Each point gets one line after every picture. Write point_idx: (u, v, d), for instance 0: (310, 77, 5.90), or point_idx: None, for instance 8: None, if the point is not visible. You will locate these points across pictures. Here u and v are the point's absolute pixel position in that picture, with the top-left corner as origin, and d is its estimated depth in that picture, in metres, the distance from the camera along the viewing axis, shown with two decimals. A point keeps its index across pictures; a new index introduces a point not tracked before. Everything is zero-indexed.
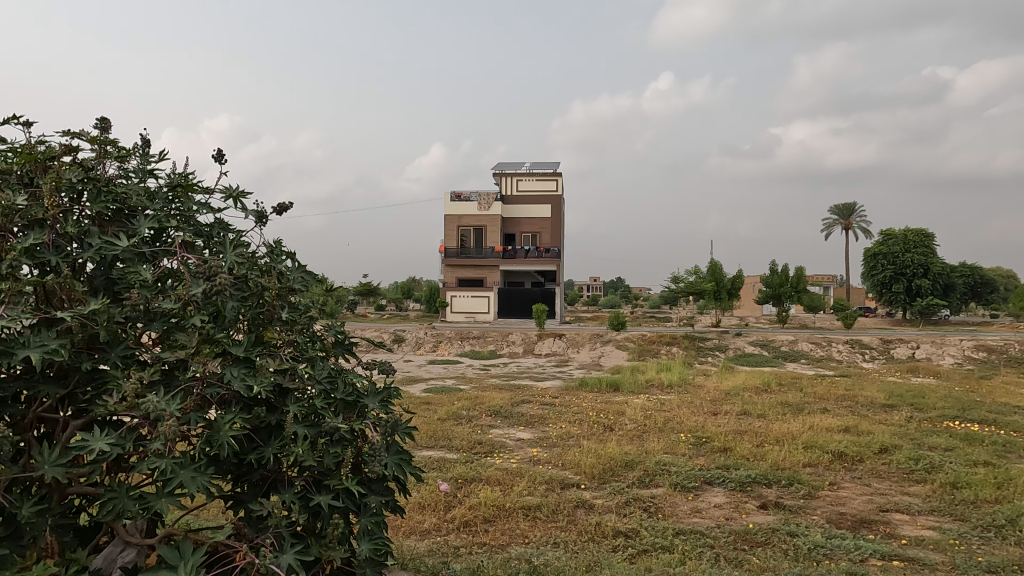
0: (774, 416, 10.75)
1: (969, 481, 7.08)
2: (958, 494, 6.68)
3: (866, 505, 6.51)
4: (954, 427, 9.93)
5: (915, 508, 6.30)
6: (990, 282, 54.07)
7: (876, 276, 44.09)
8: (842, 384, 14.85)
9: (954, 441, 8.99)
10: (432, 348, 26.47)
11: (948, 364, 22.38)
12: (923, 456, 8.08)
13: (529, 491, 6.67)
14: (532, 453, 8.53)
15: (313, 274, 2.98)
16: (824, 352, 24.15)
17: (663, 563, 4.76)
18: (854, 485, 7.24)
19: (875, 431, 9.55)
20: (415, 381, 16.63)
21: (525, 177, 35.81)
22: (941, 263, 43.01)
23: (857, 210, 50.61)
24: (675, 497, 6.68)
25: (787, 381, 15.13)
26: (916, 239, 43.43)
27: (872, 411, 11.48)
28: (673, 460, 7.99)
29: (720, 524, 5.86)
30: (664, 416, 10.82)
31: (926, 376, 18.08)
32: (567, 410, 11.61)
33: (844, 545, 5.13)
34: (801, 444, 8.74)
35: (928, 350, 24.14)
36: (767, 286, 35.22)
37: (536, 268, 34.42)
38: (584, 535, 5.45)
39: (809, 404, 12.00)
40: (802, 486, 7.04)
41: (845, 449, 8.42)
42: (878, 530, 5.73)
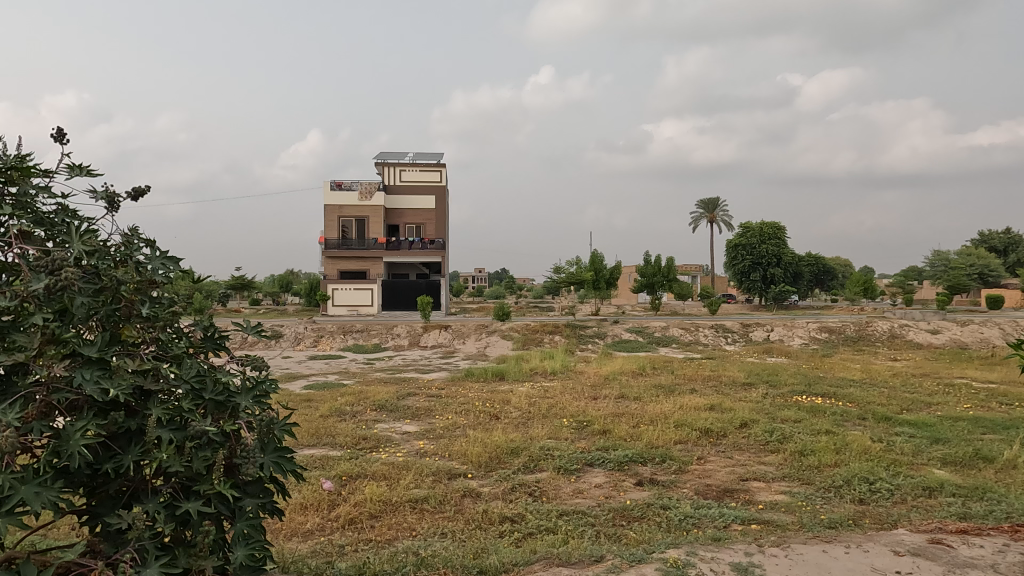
0: (648, 398, 11.45)
1: (813, 448, 7.92)
2: (804, 461, 7.46)
3: (728, 475, 7.11)
4: (802, 401, 11.03)
5: (769, 476, 6.96)
6: (831, 270, 60.44)
7: (737, 265, 47.90)
8: (708, 366, 15.99)
9: (801, 413, 10.02)
10: (313, 343, 25.37)
11: (796, 345, 24.76)
12: (776, 428, 8.93)
13: (417, 483, 6.65)
14: (419, 446, 8.49)
15: (177, 263, 2.74)
16: (692, 336, 25.88)
17: (547, 543, 4.92)
18: (718, 458, 7.87)
19: (736, 407, 10.43)
20: (295, 378, 15.96)
21: (408, 167, 35.28)
22: (790, 253, 47.49)
23: (720, 204, 54.65)
24: (558, 480, 6.92)
25: (660, 364, 16.15)
26: (770, 231, 47.52)
27: (733, 389, 12.52)
28: (557, 445, 8.27)
29: (600, 502, 6.15)
30: (548, 402, 11.17)
31: (778, 356, 19.94)
32: (452, 401, 11.61)
33: (710, 514, 5.57)
34: (672, 422, 9.35)
35: (779, 332, 26.61)
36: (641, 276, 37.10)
37: (420, 260, 34.07)
38: (471, 523, 5.52)
39: (679, 385, 12.87)
40: (673, 462, 7.54)
41: (711, 425, 9.12)
42: (739, 498, 6.28)
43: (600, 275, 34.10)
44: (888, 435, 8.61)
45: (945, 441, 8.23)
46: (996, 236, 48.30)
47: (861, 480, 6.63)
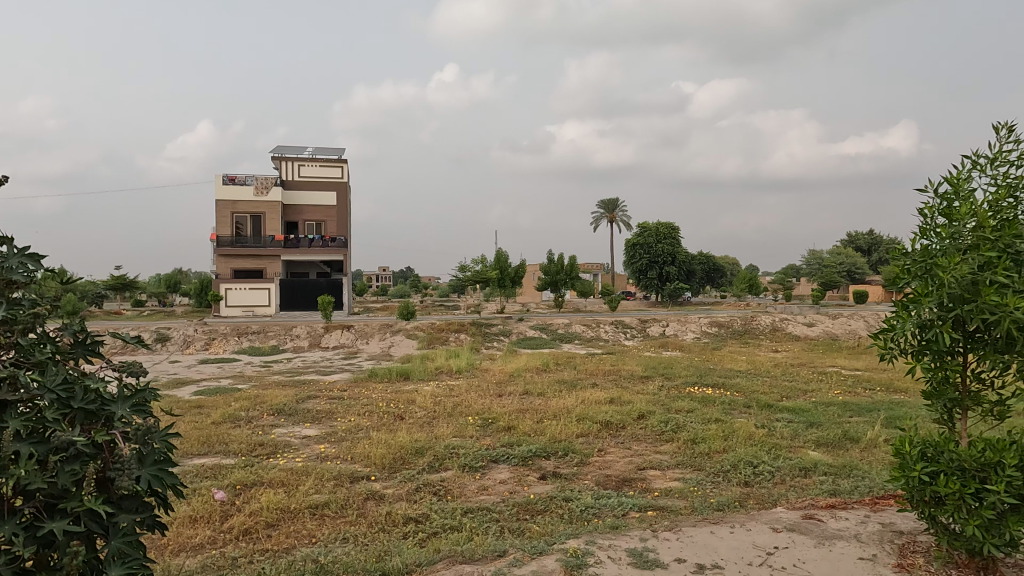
0: (551, 393, 11.69)
1: (704, 436, 8.40)
2: (695, 448, 7.90)
3: (627, 465, 7.40)
4: (694, 392, 11.66)
5: (664, 464, 7.31)
6: (721, 269, 63.94)
7: (635, 264, 49.84)
8: (608, 361, 16.54)
9: (693, 403, 10.58)
10: (204, 346, 23.91)
11: (690, 339, 26.12)
12: (670, 419, 9.39)
13: (317, 488, 6.43)
14: (320, 450, 8.22)
15: (41, 261, 2.50)
16: (593, 332, 26.67)
17: (451, 542, 4.90)
18: (617, 449, 8.17)
19: (634, 400, 10.87)
20: (184, 383, 14.98)
21: (307, 162, 34.03)
22: (684, 252, 50.02)
23: (619, 205, 56.64)
24: (463, 478, 6.92)
25: (563, 360, 16.52)
26: (666, 231, 49.82)
27: (632, 382, 13.03)
28: (462, 443, 8.28)
29: (505, 498, 6.22)
30: (453, 401, 11.15)
31: (673, 349, 20.96)
32: (355, 403, 11.33)
33: (609, 504, 5.77)
34: (574, 416, 9.60)
35: (674, 327, 27.96)
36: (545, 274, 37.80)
37: (320, 259, 32.96)
38: (374, 526, 5.41)
39: (581, 380, 13.23)
40: (575, 455, 7.76)
41: (611, 418, 9.45)
42: (636, 486, 6.54)
43: (505, 273, 34.41)
44: (770, 421, 9.27)
45: (818, 424, 8.97)
46: (862, 237, 53.17)
47: (746, 463, 7.10)
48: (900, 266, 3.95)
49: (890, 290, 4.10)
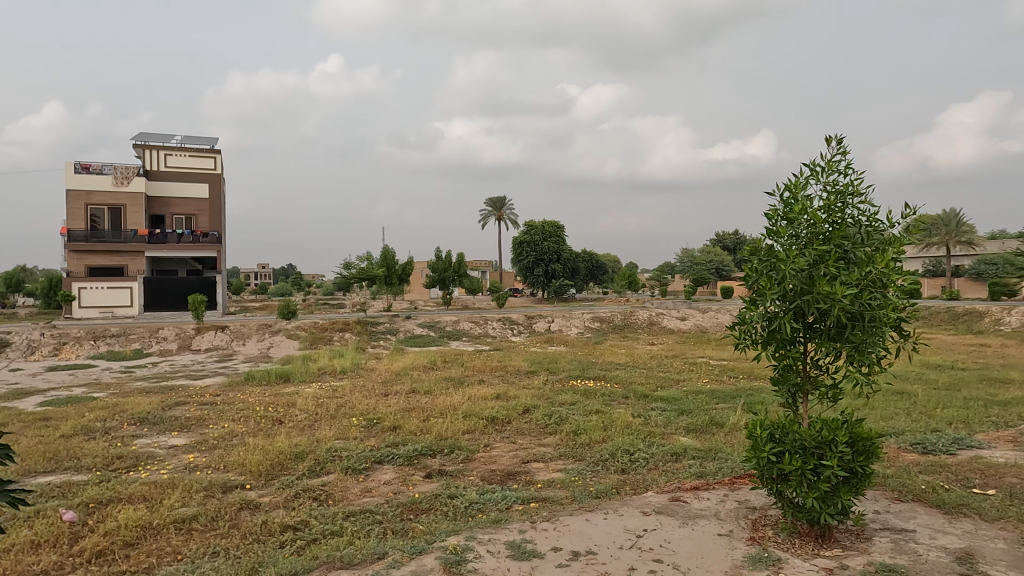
0: (438, 391, 11.65)
1: (585, 427, 8.72)
2: (577, 439, 8.19)
3: (512, 459, 7.53)
4: (577, 385, 12.08)
5: (548, 456, 7.51)
6: (603, 266, 65.83)
7: (522, 261, 50.75)
8: (495, 357, 16.75)
9: (576, 396, 10.97)
10: (53, 352, 21.55)
11: (574, 334, 27.02)
12: (554, 412, 9.67)
13: (184, 501, 6.00)
14: (188, 459, 7.68)
15: None
16: (481, 329, 26.87)
17: (331, 547, 4.76)
18: (503, 443, 8.29)
19: (519, 395, 11.08)
20: (26, 393, 13.41)
21: (175, 151, 31.61)
22: (568, 250, 51.67)
23: (507, 203, 57.43)
24: (345, 481, 6.74)
25: (450, 357, 16.51)
26: (551, 229, 51.15)
27: (517, 377, 13.28)
28: (345, 445, 8.06)
29: (389, 499, 6.12)
30: (336, 402, 10.82)
31: (557, 344, 21.59)
32: (229, 408, 10.69)
33: (494, 498, 5.84)
34: (461, 413, 9.63)
35: (559, 323, 28.79)
36: (433, 271, 37.57)
37: (190, 255, 30.74)
38: (248, 537, 5.14)
39: (468, 376, 13.31)
40: (461, 452, 7.79)
41: (496, 413, 9.59)
42: (520, 479, 6.68)
43: (392, 270, 33.84)
44: (646, 410, 9.80)
45: (688, 412, 9.59)
46: (728, 236, 57.40)
47: (624, 452, 7.46)
48: (750, 263, 4.30)
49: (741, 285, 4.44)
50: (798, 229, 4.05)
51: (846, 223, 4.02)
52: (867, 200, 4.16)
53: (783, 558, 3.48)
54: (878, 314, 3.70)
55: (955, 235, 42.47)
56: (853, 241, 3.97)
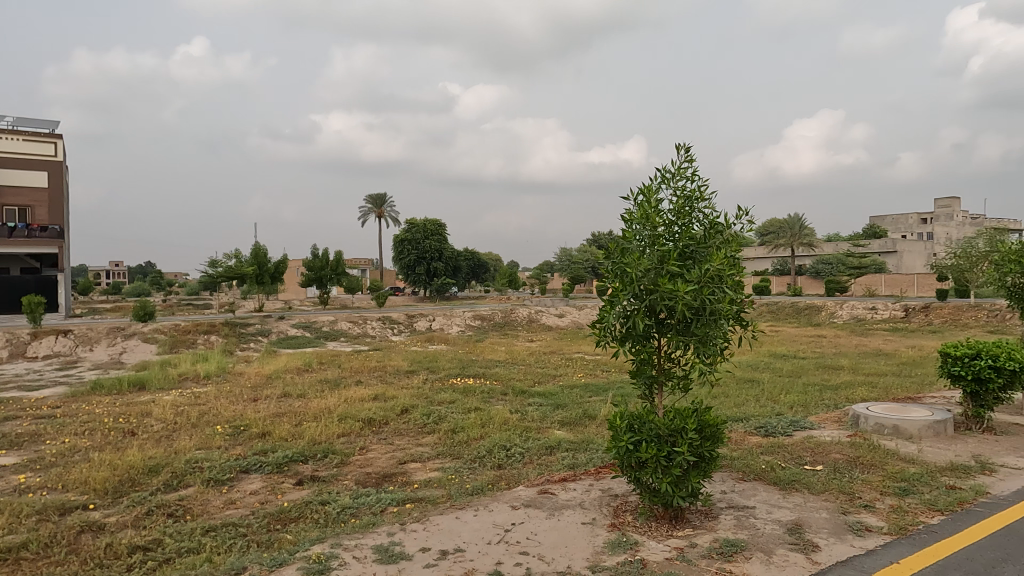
0: (312, 394, 11.21)
1: (463, 425, 8.75)
2: (455, 437, 8.20)
3: (388, 460, 7.40)
4: (456, 383, 12.10)
5: (425, 456, 7.46)
6: (484, 265, 65.97)
7: (403, 260, 50.07)
8: (374, 357, 16.38)
9: (455, 394, 10.98)
10: None
11: (455, 333, 27.04)
12: (432, 411, 9.62)
13: (11, 529, 5.34)
14: (18, 481, 6.83)
15: None
16: (360, 329, 26.17)
17: (185, 566, 4.43)
18: (379, 445, 8.13)
19: (398, 395, 10.91)
20: None
21: (5, 134, 28.03)
22: (450, 249, 51.76)
23: (387, 200, 56.40)
24: (206, 494, 6.30)
25: (326, 359, 15.94)
26: (433, 228, 50.90)
27: (396, 377, 13.07)
28: (207, 455, 7.54)
29: (254, 510, 5.80)
30: (199, 410, 10.09)
31: (438, 343, 21.51)
32: (72, 421, 9.64)
33: (367, 501, 5.71)
34: (336, 416, 9.33)
35: (440, 321, 28.69)
36: (309, 270, 36.10)
37: (25, 251, 27.39)
38: (89, 563, 4.66)
39: (345, 378, 12.90)
40: (335, 456, 7.54)
41: (373, 415, 9.39)
42: (396, 480, 6.58)
43: (264, 269, 32.13)
44: (523, 406, 10.00)
45: (564, 406, 9.91)
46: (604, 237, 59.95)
47: (500, 448, 7.56)
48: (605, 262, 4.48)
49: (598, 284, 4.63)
50: (647, 231, 4.30)
51: (691, 224, 4.33)
52: (710, 203, 4.50)
53: (640, 541, 3.68)
54: (718, 309, 4.04)
55: (799, 237, 47.16)
56: (697, 242, 4.29)
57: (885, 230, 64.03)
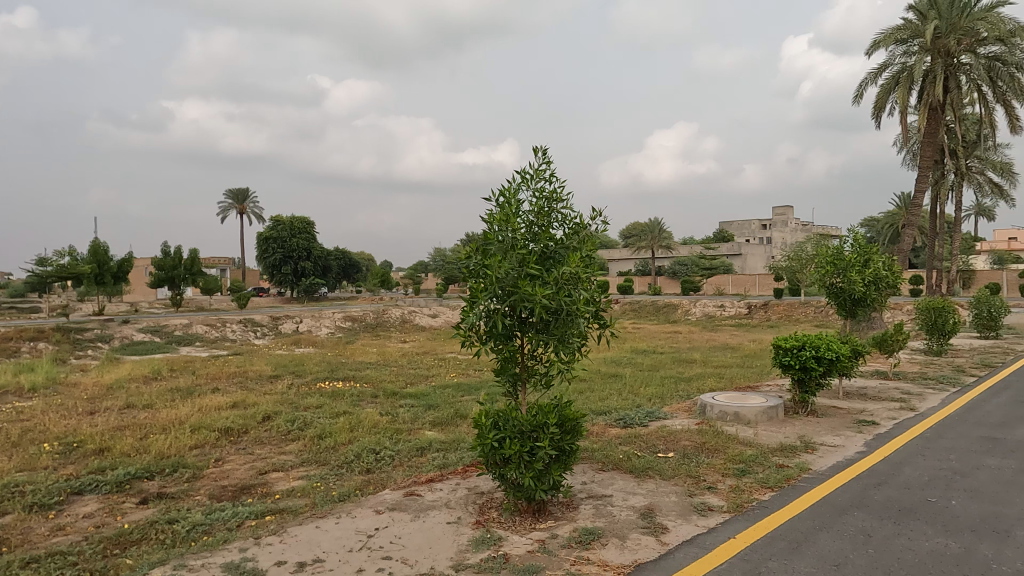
0: (161, 404, 10.29)
1: (330, 430, 8.44)
2: (321, 443, 7.89)
3: (247, 471, 6.96)
4: (324, 387, 11.65)
5: (288, 464, 7.10)
6: (356, 264, 64.03)
7: (267, 259, 47.43)
8: (234, 362, 15.35)
9: (322, 398, 10.57)
10: None
11: (324, 335, 26.05)
12: (297, 417, 9.19)
13: None
14: None
15: None
16: (219, 332, 24.43)
17: None
18: (238, 456, 7.62)
19: (260, 402, 10.31)
20: None
21: None
22: (319, 248, 49.99)
23: (250, 196, 53.22)
24: (28, 522, 5.57)
25: (178, 365, 14.71)
26: (300, 226, 48.70)
27: (258, 383, 12.34)
28: (30, 478, 6.67)
29: (88, 535, 5.21)
30: (21, 427, 8.91)
31: (306, 346, 20.61)
32: None
33: (222, 516, 5.32)
34: (188, 427, 8.63)
35: (308, 323, 27.51)
36: (159, 269, 33.16)
37: None
38: None
39: (200, 386, 11.97)
40: (186, 470, 6.97)
41: (231, 424, 8.80)
42: (255, 492, 6.20)
43: (105, 268, 29.08)
44: (394, 408, 9.83)
45: (435, 406, 9.86)
46: None
47: (369, 451, 7.38)
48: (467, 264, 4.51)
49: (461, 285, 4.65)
50: (508, 233, 4.38)
51: (550, 226, 4.49)
52: (568, 206, 4.69)
53: (503, 536, 3.74)
54: (575, 308, 4.23)
55: (658, 240, 50.42)
56: (555, 244, 4.46)
57: (732, 234, 70.14)
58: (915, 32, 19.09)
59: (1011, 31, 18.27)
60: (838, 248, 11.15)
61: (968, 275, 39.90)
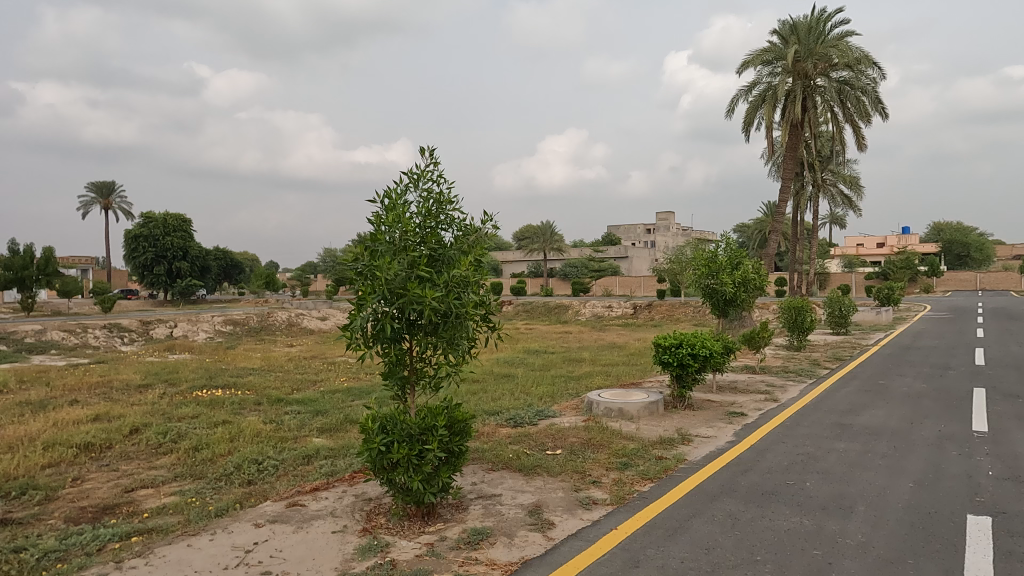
0: (7, 419, 9.20)
1: (207, 442, 7.92)
2: (197, 455, 7.38)
3: (111, 490, 6.38)
4: (201, 395, 10.92)
5: (159, 480, 6.59)
6: (239, 265, 60.52)
7: (136, 259, 43.74)
8: (96, 371, 14.03)
9: (199, 408, 9.90)
10: None
11: (201, 340, 24.41)
12: (170, 428, 8.55)
13: None
14: None
15: None
16: (78, 339, 22.21)
17: None
18: (100, 473, 6.97)
19: (127, 413, 9.49)
20: None
21: None
22: (197, 247, 46.90)
23: (116, 190, 48.96)
24: None
25: (29, 376, 13.22)
26: (175, 223, 45.42)
27: (125, 393, 11.36)
28: None
29: None
30: None
31: (181, 352, 19.22)
32: None
33: (80, 540, 4.83)
34: (39, 445, 7.77)
35: (184, 328, 25.68)
36: (6, 269, 29.67)
37: None
38: None
39: (55, 398, 10.83)
40: (37, 492, 6.28)
41: (93, 439, 8.04)
42: (120, 512, 5.69)
43: None
44: (279, 415, 9.39)
45: (323, 412, 9.52)
46: None
47: (250, 462, 7.00)
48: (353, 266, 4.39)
49: (346, 288, 4.52)
50: (396, 235, 4.32)
51: (438, 229, 4.48)
52: (456, 208, 4.69)
53: (391, 542, 3.68)
54: (463, 311, 4.26)
55: (550, 243, 51.74)
56: (442, 247, 4.45)
57: (619, 238, 73.15)
58: (779, 55, 20.87)
59: (858, 58, 20.26)
60: (713, 252, 11.96)
61: (824, 277, 44.07)
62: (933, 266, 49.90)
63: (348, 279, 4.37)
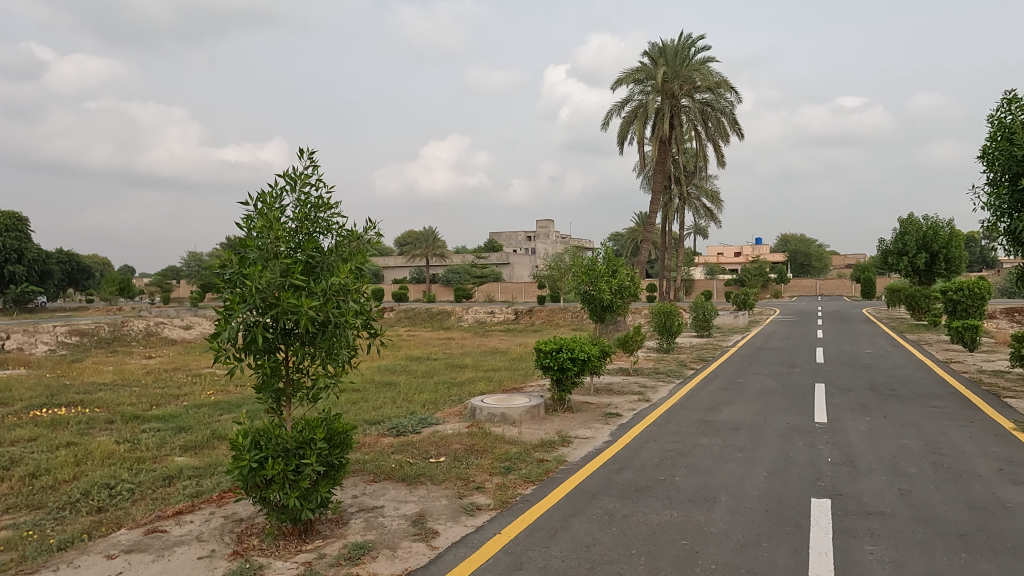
0: None
1: (47, 467, 7.07)
2: (35, 483, 6.57)
3: None
4: (39, 415, 9.73)
5: None
6: (87, 269, 54.84)
7: None
8: None
9: (38, 429, 8.82)
10: None
11: (40, 353, 21.80)
12: (1, 454, 7.54)
13: None
14: None
15: None
16: None
17: None
18: None
19: None
20: None
21: None
22: (35, 249, 41.95)
23: None
24: None
25: None
26: (8, 222, 40.34)
27: None
28: None
29: None
30: None
31: (13, 367, 17.02)
32: None
33: None
34: None
35: (18, 339, 22.81)
36: None
37: None
38: None
39: None
40: None
41: None
42: None
43: None
44: (135, 434, 8.58)
45: (187, 429, 8.83)
46: None
47: (100, 487, 6.33)
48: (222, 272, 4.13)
49: (212, 296, 4.22)
50: (269, 241, 4.12)
51: (316, 235, 4.33)
52: (335, 214, 4.57)
53: (265, 564, 3.48)
54: (343, 320, 4.14)
55: (433, 248, 51.56)
56: (321, 254, 4.31)
57: (500, 244, 74.21)
58: (649, 74, 22.21)
59: (717, 83, 22.02)
60: (592, 259, 12.40)
61: (689, 283, 47.32)
62: (780, 273, 55.09)
63: (216, 286, 4.12)
